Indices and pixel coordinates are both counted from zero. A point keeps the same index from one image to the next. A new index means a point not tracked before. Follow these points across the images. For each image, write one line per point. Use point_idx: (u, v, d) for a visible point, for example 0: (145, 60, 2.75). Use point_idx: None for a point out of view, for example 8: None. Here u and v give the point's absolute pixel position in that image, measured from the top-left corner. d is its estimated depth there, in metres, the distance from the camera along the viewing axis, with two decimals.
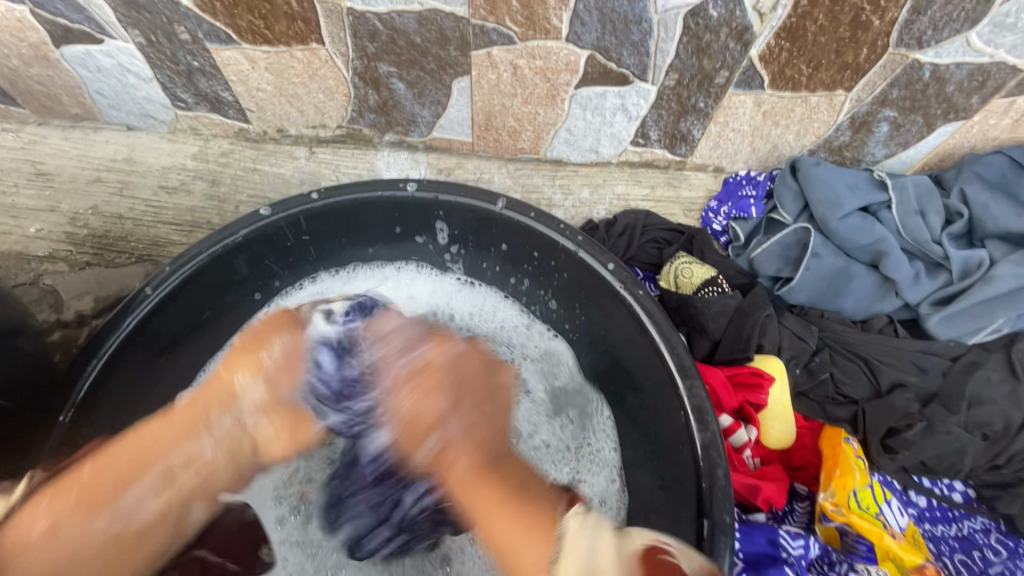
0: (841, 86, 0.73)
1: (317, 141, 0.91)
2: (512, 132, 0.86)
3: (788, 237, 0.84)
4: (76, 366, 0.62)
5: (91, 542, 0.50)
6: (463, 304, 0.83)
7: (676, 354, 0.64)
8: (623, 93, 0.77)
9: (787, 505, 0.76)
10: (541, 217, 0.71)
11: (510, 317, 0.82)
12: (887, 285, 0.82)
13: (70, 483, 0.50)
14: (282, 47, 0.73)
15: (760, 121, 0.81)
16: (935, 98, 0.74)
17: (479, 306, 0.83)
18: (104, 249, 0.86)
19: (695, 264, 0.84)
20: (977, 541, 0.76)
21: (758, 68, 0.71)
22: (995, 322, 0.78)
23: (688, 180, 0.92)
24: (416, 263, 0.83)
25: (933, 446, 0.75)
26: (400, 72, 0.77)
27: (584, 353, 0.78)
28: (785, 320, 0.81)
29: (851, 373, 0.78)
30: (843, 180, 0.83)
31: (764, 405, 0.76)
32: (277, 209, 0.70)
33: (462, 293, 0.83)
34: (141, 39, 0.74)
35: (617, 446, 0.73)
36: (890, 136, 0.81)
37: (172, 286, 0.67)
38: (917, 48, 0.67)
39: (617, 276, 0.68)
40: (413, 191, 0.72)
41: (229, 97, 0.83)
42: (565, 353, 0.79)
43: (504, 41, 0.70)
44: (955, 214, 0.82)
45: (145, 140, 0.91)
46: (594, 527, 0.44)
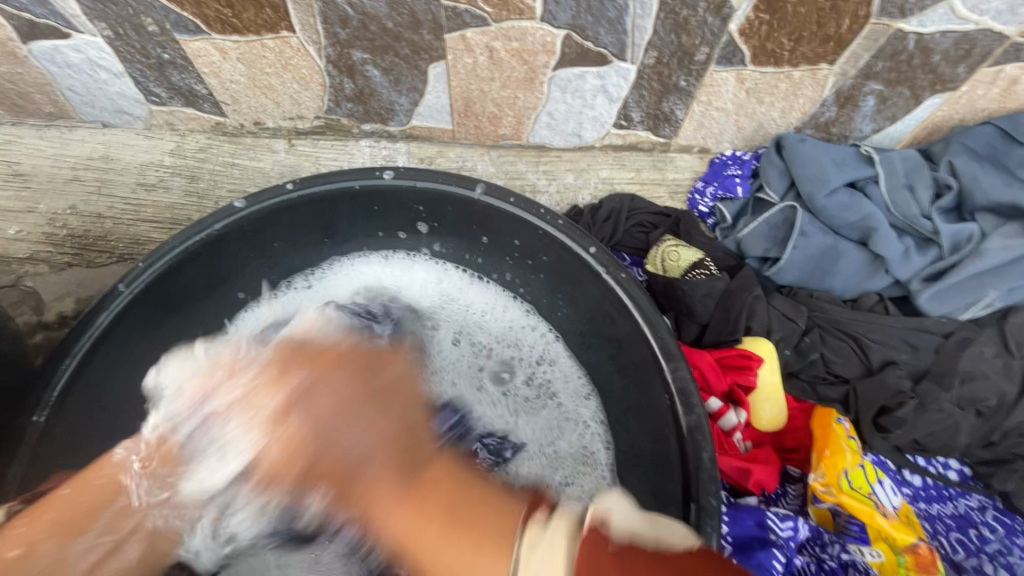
0: (824, 60, 0.72)
1: (295, 134, 0.90)
2: (492, 118, 0.84)
3: (775, 216, 0.83)
4: (50, 365, 0.61)
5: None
6: (465, 289, 0.81)
7: (660, 337, 0.63)
8: (603, 74, 0.75)
9: (780, 488, 0.75)
10: (521, 202, 0.69)
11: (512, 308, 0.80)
12: (877, 263, 0.80)
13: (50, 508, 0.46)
14: (253, 36, 0.72)
15: (744, 99, 0.79)
16: (921, 69, 0.73)
17: (478, 299, 0.81)
18: (85, 249, 0.85)
19: (681, 247, 0.83)
20: (974, 519, 0.75)
21: (738, 43, 0.70)
22: (986, 297, 0.77)
23: (673, 162, 0.90)
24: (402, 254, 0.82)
25: (925, 424, 0.74)
26: (374, 59, 0.75)
27: (579, 346, 0.76)
28: (774, 301, 0.80)
29: (841, 353, 0.77)
30: (829, 156, 0.81)
31: (754, 388, 0.75)
32: (250, 202, 0.68)
33: (461, 279, 0.81)
34: (108, 32, 0.72)
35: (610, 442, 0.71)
36: (877, 110, 0.80)
37: (145, 282, 0.66)
38: (900, 17, 0.66)
39: (599, 259, 0.67)
40: (390, 179, 0.70)
41: (203, 90, 0.82)
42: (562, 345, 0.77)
43: (478, 23, 0.69)
44: (944, 187, 0.80)
45: (122, 137, 0.90)
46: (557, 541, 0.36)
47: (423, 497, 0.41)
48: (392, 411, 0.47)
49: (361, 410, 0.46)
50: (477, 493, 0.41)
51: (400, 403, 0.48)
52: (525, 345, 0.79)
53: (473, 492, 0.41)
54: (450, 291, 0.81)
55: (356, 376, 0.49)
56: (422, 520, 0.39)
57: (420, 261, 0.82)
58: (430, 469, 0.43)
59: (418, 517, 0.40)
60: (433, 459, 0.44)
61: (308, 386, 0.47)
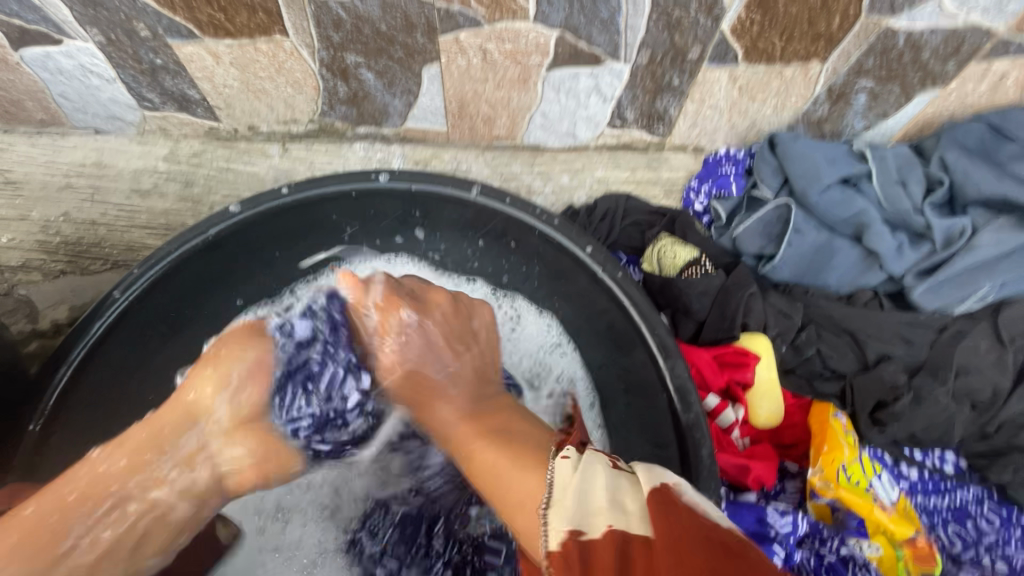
0: (815, 57, 0.72)
1: (289, 137, 0.89)
2: (487, 119, 0.84)
3: (770, 214, 0.83)
4: (45, 373, 0.61)
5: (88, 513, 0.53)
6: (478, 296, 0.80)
7: (658, 336, 0.63)
8: (596, 74, 0.76)
9: (778, 484, 0.76)
10: (518, 203, 0.69)
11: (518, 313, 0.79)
12: (871, 258, 0.81)
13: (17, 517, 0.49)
14: (246, 40, 0.72)
15: (737, 97, 0.80)
16: (911, 66, 0.73)
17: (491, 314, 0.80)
18: (78, 257, 0.85)
19: (677, 245, 0.83)
20: (970, 511, 0.76)
21: (730, 42, 0.70)
22: (979, 291, 0.78)
23: (668, 161, 0.91)
24: (397, 257, 0.82)
25: (921, 418, 0.74)
26: (368, 62, 0.75)
27: (580, 349, 0.75)
28: (770, 298, 0.80)
29: (837, 348, 0.78)
30: (822, 153, 0.82)
31: (752, 384, 0.75)
32: (246, 206, 0.68)
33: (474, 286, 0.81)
34: (100, 38, 0.72)
35: (610, 444, 0.71)
36: (868, 107, 0.80)
37: (140, 289, 0.65)
38: (890, 14, 0.66)
39: (596, 259, 0.67)
40: (386, 182, 0.70)
41: (196, 95, 0.82)
42: (565, 350, 0.77)
43: (471, 25, 0.69)
44: (935, 182, 0.81)
45: (115, 143, 0.89)
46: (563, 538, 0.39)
47: (487, 415, 0.59)
48: (471, 351, 0.66)
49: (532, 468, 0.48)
50: (526, 427, 0.56)
51: (479, 347, 0.67)
52: (541, 360, 0.77)
53: (518, 424, 0.57)
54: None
55: (467, 321, 0.68)
56: (490, 419, 0.58)
57: (417, 264, 0.82)
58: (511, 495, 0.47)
59: (476, 423, 0.58)
60: (496, 399, 0.63)
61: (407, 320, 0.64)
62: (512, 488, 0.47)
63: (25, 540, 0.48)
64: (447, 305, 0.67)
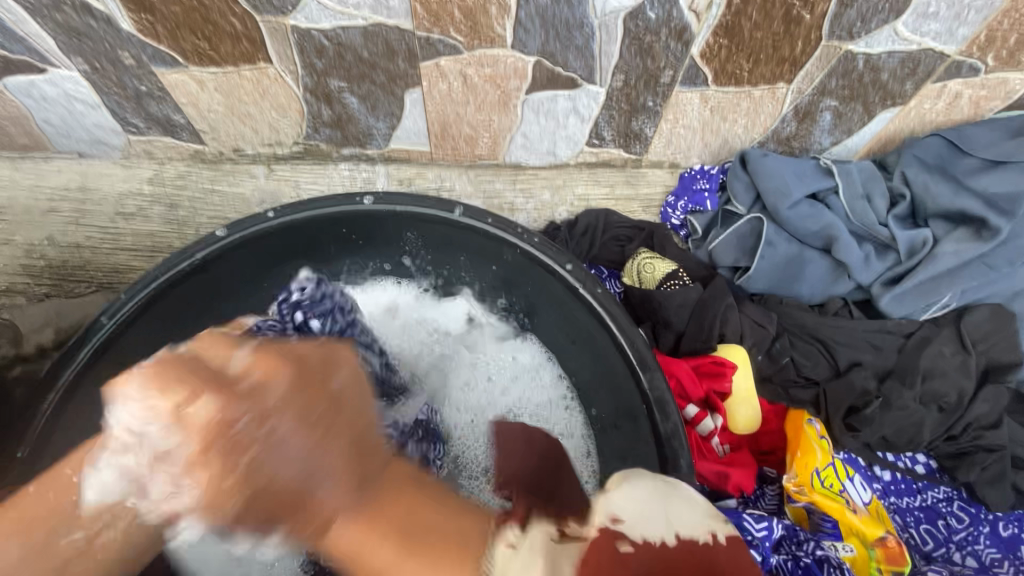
0: (782, 79, 0.76)
1: (274, 159, 0.91)
2: (469, 140, 0.87)
3: (743, 227, 0.87)
4: (33, 401, 0.62)
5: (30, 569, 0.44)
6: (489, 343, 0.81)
7: (637, 349, 0.65)
8: (573, 96, 0.78)
9: (758, 489, 0.79)
10: (498, 222, 0.71)
11: (525, 357, 0.80)
12: (841, 269, 0.84)
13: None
14: (230, 67, 0.73)
15: (709, 116, 0.83)
16: (871, 86, 0.77)
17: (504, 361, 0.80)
18: (62, 280, 0.87)
19: (656, 259, 0.86)
20: (941, 510, 0.79)
21: (700, 65, 0.73)
22: (942, 298, 0.81)
23: (645, 178, 0.93)
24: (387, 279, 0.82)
25: (891, 422, 0.78)
26: (351, 86, 0.77)
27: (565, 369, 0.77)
28: (744, 309, 0.83)
29: (810, 356, 0.81)
30: (791, 168, 0.86)
31: (729, 393, 0.78)
32: (232, 230, 0.69)
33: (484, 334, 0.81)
34: (84, 66, 0.73)
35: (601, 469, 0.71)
36: (834, 124, 0.84)
37: (128, 313, 0.66)
38: (849, 39, 0.70)
39: (575, 275, 0.70)
40: (370, 204, 0.72)
41: (181, 119, 0.83)
42: (548, 371, 0.79)
43: (451, 51, 0.71)
44: (898, 195, 0.85)
45: (99, 166, 0.90)
46: (549, 536, 0.32)
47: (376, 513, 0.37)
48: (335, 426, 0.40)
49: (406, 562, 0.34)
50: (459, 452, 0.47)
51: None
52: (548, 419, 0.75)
53: (435, 451, 0.46)
54: (466, 356, 0.80)
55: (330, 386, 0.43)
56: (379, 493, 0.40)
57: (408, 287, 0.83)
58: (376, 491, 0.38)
59: (384, 470, 0.44)
60: (440, 418, 0.54)
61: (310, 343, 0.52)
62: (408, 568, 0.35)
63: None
64: (285, 294, 0.51)
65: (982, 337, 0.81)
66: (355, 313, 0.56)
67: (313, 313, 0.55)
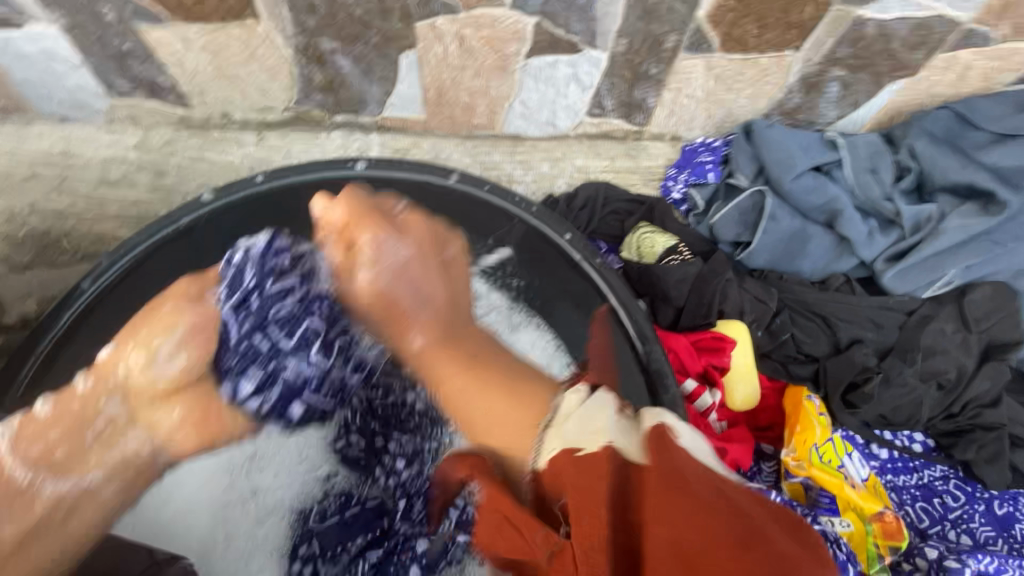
0: (789, 46, 0.73)
1: (264, 125, 0.87)
2: (466, 108, 0.84)
3: (745, 201, 0.85)
4: (11, 365, 0.60)
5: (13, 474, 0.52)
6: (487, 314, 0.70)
7: (636, 321, 0.64)
8: (574, 62, 0.76)
9: (755, 465, 0.78)
10: (494, 190, 0.71)
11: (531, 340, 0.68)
12: (843, 244, 0.83)
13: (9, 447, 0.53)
14: (217, 25, 0.70)
15: (713, 86, 0.80)
16: (881, 55, 0.75)
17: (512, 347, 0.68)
18: (45, 249, 0.82)
19: (656, 233, 0.85)
20: (937, 488, 0.79)
21: (706, 30, 0.71)
22: (946, 275, 0.80)
23: (647, 150, 0.91)
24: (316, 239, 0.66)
25: (890, 399, 0.77)
26: (344, 48, 0.74)
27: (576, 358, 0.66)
28: (745, 284, 0.81)
29: (811, 333, 0.79)
30: (796, 140, 0.84)
31: (729, 368, 0.77)
32: (220, 195, 0.68)
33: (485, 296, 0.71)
34: (64, 21, 0.70)
35: None
36: (841, 96, 0.82)
37: (111, 278, 0.65)
38: (859, 3, 0.68)
39: (574, 246, 0.69)
40: (362, 170, 0.70)
41: (167, 82, 0.80)
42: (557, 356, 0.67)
43: (448, 10, 0.68)
44: (904, 170, 0.83)
45: (81, 131, 0.86)
46: (592, 407, 0.47)
47: (471, 371, 0.58)
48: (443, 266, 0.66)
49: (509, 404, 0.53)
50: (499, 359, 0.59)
51: (459, 287, 0.66)
52: None
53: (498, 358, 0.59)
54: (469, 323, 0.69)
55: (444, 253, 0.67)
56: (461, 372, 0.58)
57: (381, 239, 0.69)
58: (468, 337, 0.63)
59: (452, 362, 0.59)
60: (472, 327, 0.64)
61: (387, 238, 0.64)
62: (495, 414, 0.53)
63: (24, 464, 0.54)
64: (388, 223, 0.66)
65: (984, 315, 0.80)
66: (420, 238, 0.66)
67: (382, 220, 0.66)
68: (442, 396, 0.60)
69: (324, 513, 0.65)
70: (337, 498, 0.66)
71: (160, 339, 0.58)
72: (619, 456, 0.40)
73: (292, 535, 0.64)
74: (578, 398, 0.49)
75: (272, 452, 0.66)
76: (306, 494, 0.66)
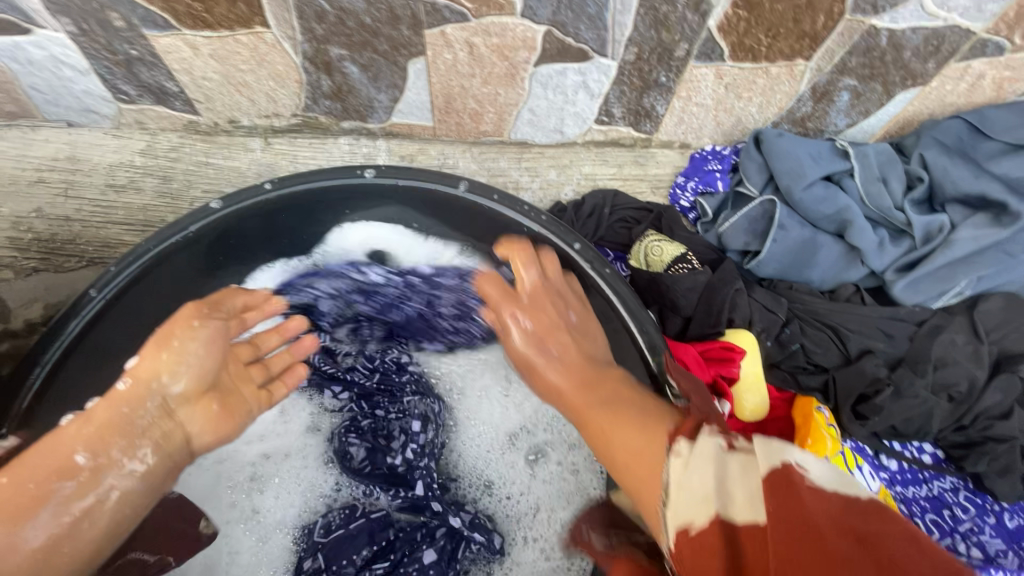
0: (800, 55, 0.73)
1: (271, 132, 0.88)
2: (473, 115, 0.84)
3: (755, 210, 0.85)
4: (19, 374, 0.59)
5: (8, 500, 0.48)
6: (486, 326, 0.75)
7: (646, 333, 0.63)
8: (584, 70, 0.75)
9: None
10: (505, 199, 0.69)
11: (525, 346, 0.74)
12: (853, 254, 0.82)
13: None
14: (225, 32, 0.70)
15: (723, 94, 0.80)
16: (892, 65, 0.74)
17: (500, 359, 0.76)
18: (51, 253, 0.82)
19: (664, 242, 0.84)
20: (947, 500, 0.78)
21: (717, 39, 0.70)
22: (957, 285, 0.79)
23: (654, 158, 0.91)
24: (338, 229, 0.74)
25: (901, 411, 0.76)
26: (352, 55, 0.74)
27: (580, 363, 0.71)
28: (755, 294, 0.81)
29: (820, 343, 0.79)
30: (805, 149, 0.83)
31: (737, 378, 0.76)
32: (228, 202, 0.66)
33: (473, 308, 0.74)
34: (72, 28, 0.70)
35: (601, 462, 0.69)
36: (851, 105, 0.81)
37: (118, 286, 0.63)
38: (872, 13, 0.67)
39: (583, 256, 0.68)
40: (372, 178, 0.69)
41: (174, 88, 0.80)
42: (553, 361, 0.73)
43: (457, 18, 0.68)
44: (915, 179, 0.83)
45: (89, 136, 0.86)
46: (700, 458, 0.46)
47: (595, 424, 0.57)
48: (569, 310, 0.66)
49: (629, 430, 0.54)
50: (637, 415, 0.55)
51: (598, 341, 0.65)
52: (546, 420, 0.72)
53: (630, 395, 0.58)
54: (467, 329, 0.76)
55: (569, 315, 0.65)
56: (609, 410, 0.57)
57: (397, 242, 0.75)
58: (606, 380, 0.60)
59: (592, 407, 0.58)
60: (615, 372, 0.61)
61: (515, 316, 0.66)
62: (627, 455, 0.52)
63: (8, 510, 0.47)
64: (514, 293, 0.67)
65: (995, 326, 0.79)
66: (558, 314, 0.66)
67: (515, 296, 0.67)
68: (597, 448, 0.57)
69: (329, 525, 0.67)
70: (341, 510, 0.68)
71: (169, 351, 0.56)
72: (727, 517, 0.42)
73: (299, 550, 0.68)
74: (681, 461, 0.48)
75: (273, 476, 0.71)
76: (311, 510, 0.70)
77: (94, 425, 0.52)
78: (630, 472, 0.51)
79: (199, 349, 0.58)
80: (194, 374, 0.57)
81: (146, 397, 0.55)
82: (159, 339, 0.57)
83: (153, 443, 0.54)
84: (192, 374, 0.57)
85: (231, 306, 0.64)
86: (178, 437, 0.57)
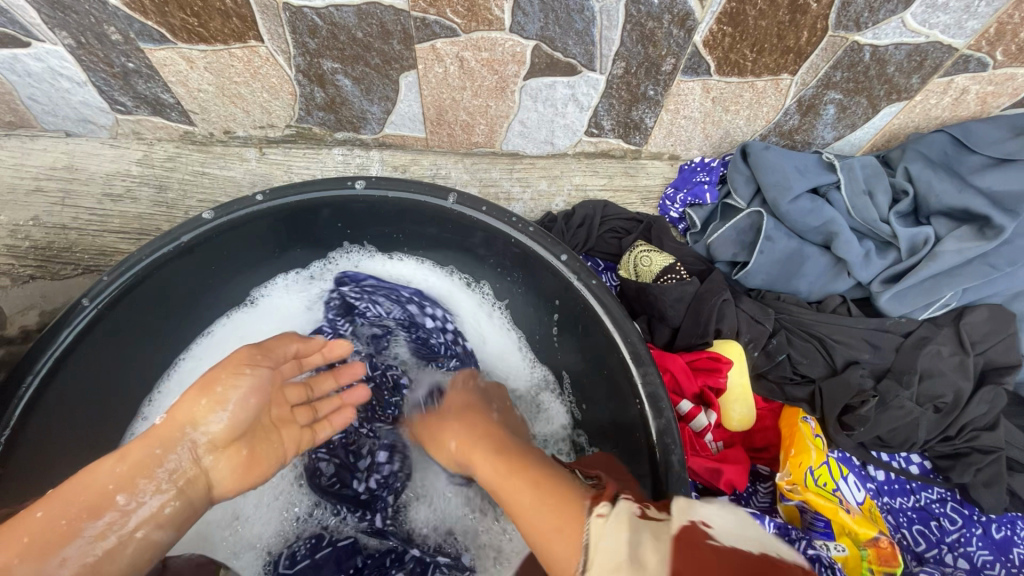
0: (785, 70, 0.74)
1: (266, 142, 0.89)
2: (465, 126, 0.85)
3: (743, 222, 0.85)
4: (10, 384, 0.59)
5: (34, 539, 0.45)
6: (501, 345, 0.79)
7: (630, 343, 0.64)
8: (573, 84, 0.77)
9: (751, 486, 0.78)
10: (493, 211, 0.69)
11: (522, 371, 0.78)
12: (840, 266, 0.83)
13: (25, 529, 0.46)
14: (220, 46, 0.71)
15: (710, 107, 0.81)
16: (877, 79, 0.75)
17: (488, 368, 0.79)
18: (48, 262, 0.83)
19: (653, 252, 0.85)
20: (934, 511, 0.78)
21: (703, 54, 0.71)
22: (943, 297, 0.80)
23: (644, 169, 0.92)
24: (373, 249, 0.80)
25: (887, 422, 0.77)
26: (345, 68, 0.75)
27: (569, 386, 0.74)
28: (743, 305, 0.82)
29: (807, 354, 0.79)
30: (792, 162, 0.84)
31: (724, 389, 0.77)
32: (219, 213, 0.67)
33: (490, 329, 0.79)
34: (69, 41, 0.71)
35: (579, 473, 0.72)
36: (837, 118, 0.83)
37: (111, 295, 0.64)
38: (855, 30, 0.68)
39: (570, 267, 0.68)
40: (362, 189, 0.70)
41: (170, 99, 0.81)
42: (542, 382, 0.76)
43: (447, 33, 0.69)
44: (901, 192, 0.84)
45: (86, 146, 0.88)
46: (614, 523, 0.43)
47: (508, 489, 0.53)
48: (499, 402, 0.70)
49: (533, 483, 0.52)
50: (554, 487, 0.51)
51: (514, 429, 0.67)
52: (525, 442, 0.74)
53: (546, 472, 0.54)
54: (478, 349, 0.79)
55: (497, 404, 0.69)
56: (513, 488, 0.52)
57: (440, 273, 0.81)
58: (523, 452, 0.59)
59: (499, 461, 0.56)
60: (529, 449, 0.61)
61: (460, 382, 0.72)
62: (540, 522, 0.47)
63: (35, 546, 0.45)
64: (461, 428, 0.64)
65: (981, 337, 0.80)
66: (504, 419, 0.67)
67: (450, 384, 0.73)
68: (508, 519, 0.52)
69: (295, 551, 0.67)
70: (306, 540, 0.68)
71: (210, 399, 0.54)
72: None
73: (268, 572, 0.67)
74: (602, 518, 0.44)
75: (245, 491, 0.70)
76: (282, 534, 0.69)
77: (126, 464, 0.51)
78: (532, 528, 0.48)
79: (241, 393, 0.56)
80: (234, 421, 0.55)
81: (178, 441, 0.53)
82: (203, 385, 0.55)
83: (175, 488, 0.52)
84: (228, 421, 0.55)
85: (284, 351, 0.62)
86: (202, 483, 0.54)
